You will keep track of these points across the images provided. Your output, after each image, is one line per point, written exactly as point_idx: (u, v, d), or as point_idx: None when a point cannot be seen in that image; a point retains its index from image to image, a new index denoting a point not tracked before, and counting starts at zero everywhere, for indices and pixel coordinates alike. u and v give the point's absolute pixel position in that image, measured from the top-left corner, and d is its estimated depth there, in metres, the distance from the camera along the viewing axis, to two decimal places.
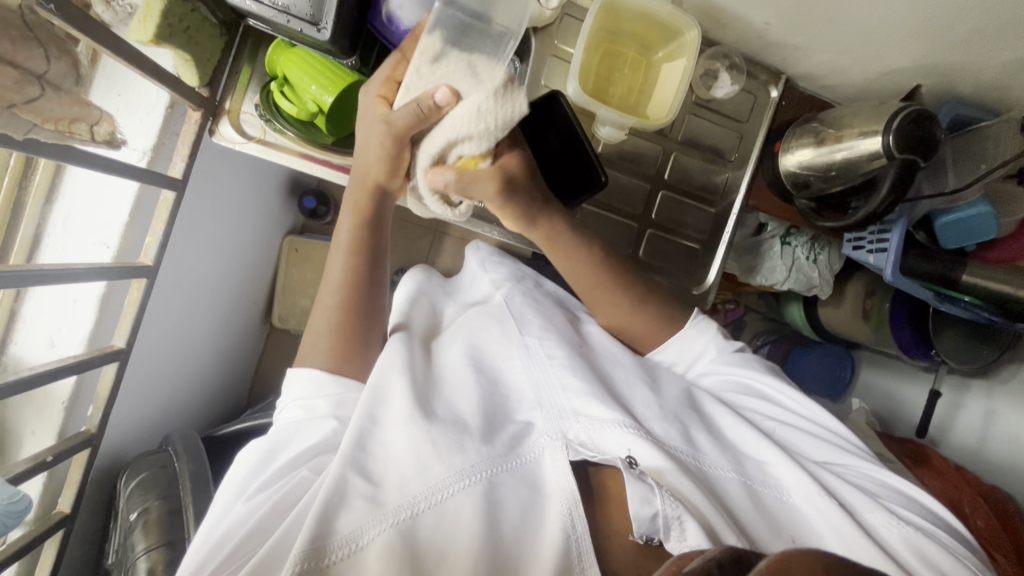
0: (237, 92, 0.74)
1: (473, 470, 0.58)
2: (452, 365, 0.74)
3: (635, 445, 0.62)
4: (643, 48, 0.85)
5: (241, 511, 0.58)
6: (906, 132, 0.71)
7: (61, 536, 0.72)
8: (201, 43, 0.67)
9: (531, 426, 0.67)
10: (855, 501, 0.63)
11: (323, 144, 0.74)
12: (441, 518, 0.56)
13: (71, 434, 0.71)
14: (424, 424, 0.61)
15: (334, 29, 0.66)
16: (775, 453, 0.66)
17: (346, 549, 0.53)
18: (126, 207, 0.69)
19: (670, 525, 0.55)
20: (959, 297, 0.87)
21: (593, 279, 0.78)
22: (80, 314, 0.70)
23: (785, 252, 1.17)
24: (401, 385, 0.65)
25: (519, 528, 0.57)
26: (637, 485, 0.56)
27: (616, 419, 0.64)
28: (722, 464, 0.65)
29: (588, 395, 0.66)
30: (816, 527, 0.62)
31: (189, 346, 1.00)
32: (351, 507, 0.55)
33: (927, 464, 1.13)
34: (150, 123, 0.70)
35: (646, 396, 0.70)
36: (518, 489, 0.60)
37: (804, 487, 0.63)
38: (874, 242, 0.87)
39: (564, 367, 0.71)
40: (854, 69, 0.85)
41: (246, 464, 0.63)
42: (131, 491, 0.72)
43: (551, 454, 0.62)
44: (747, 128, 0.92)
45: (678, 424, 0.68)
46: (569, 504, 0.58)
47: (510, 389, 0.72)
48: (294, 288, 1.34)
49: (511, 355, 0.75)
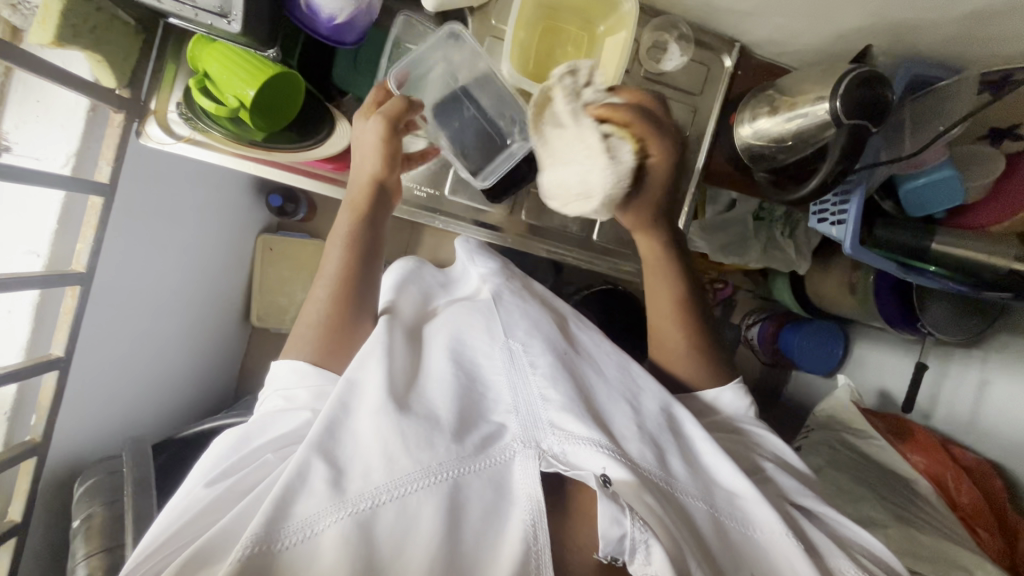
0: (162, 91, 0.73)
1: (439, 468, 0.56)
2: (432, 357, 0.70)
3: (610, 463, 0.59)
4: (584, 22, 0.82)
5: (201, 491, 0.58)
6: (855, 94, 0.67)
7: (18, 543, 0.73)
8: (114, 43, 0.66)
9: (505, 429, 0.63)
10: (825, 544, 0.65)
11: (251, 140, 0.72)
12: (401, 512, 0.54)
13: (17, 442, 0.71)
14: (395, 419, 0.58)
15: (244, 20, 0.63)
16: (752, 489, 0.64)
17: (302, 533, 0.52)
18: (54, 215, 0.69)
19: (636, 548, 0.55)
20: (926, 268, 0.82)
21: (674, 313, 0.79)
22: (16, 324, 0.70)
23: (759, 229, 1.15)
24: (374, 372, 0.63)
25: (480, 530, 0.56)
26: (608, 504, 0.55)
27: (593, 438, 0.60)
28: (693, 491, 0.63)
29: (566, 407, 0.63)
30: (778, 563, 0.63)
31: (171, 357, 0.99)
32: (310, 491, 0.54)
33: (910, 439, 1.10)
34: (71, 128, 0.68)
35: (628, 414, 0.68)
36: (484, 491, 0.57)
37: (773, 526, 0.63)
38: (835, 213, 0.83)
39: (545, 377, 0.67)
40: (808, 31, 0.80)
41: (223, 444, 0.63)
42: (80, 496, 0.73)
43: (524, 461, 0.59)
44: (701, 101, 0.89)
45: (655, 445, 0.65)
46: (535, 511, 0.56)
47: (487, 385, 0.68)
48: (271, 286, 1.35)
49: (491, 353, 0.70)
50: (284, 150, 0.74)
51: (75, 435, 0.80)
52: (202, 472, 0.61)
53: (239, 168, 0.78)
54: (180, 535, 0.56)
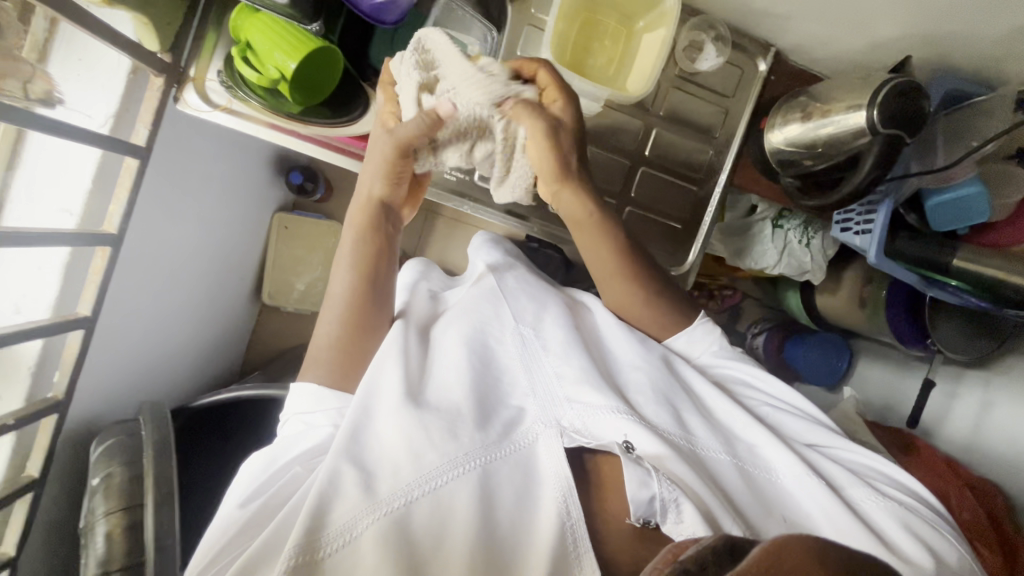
0: (203, 59, 0.73)
1: (466, 459, 0.56)
2: (445, 345, 0.70)
3: (632, 430, 0.61)
4: (622, 17, 0.82)
5: (236, 512, 0.57)
6: (890, 103, 0.68)
7: (30, 499, 0.73)
8: (159, 6, 0.66)
9: (524, 412, 0.64)
10: (840, 477, 0.64)
11: (289, 113, 0.73)
12: (437, 506, 0.54)
13: (38, 399, 0.71)
14: (413, 413, 0.59)
15: None
16: (766, 436, 0.66)
17: (343, 538, 0.52)
18: (89, 174, 0.69)
19: (667, 508, 0.54)
20: (945, 281, 0.84)
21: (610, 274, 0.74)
22: (44, 281, 0.70)
23: (777, 235, 1.14)
24: (394, 370, 0.64)
25: (515, 514, 0.56)
26: (634, 468, 0.55)
27: (611, 406, 0.62)
28: (715, 446, 0.64)
29: (583, 380, 0.65)
30: (806, 509, 0.62)
31: (168, 326, 0.98)
32: (345, 496, 0.54)
33: (915, 454, 1.10)
34: (110, 89, 0.69)
35: (641, 378, 0.69)
36: (513, 475, 0.58)
37: (795, 470, 0.63)
38: (861, 223, 0.84)
39: (558, 356, 0.69)
40: (844, 40, 0.81)
41: (249, 469, 0.62)
42: (97, 456, 0.73)
43: (547, 441, 0.60)
44: (733, 104, 0.89)
45: (670, 406, 0.66)
46: (564, 490, 0.56)
47: (501, 371, 0.69)
48: (284, 264, 1.35)
49: (504, 338, 0.71)
50: (321, 125, 0.75)
51: (86, 392, 0.80)
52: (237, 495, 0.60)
53: (275, 141, 0.78)
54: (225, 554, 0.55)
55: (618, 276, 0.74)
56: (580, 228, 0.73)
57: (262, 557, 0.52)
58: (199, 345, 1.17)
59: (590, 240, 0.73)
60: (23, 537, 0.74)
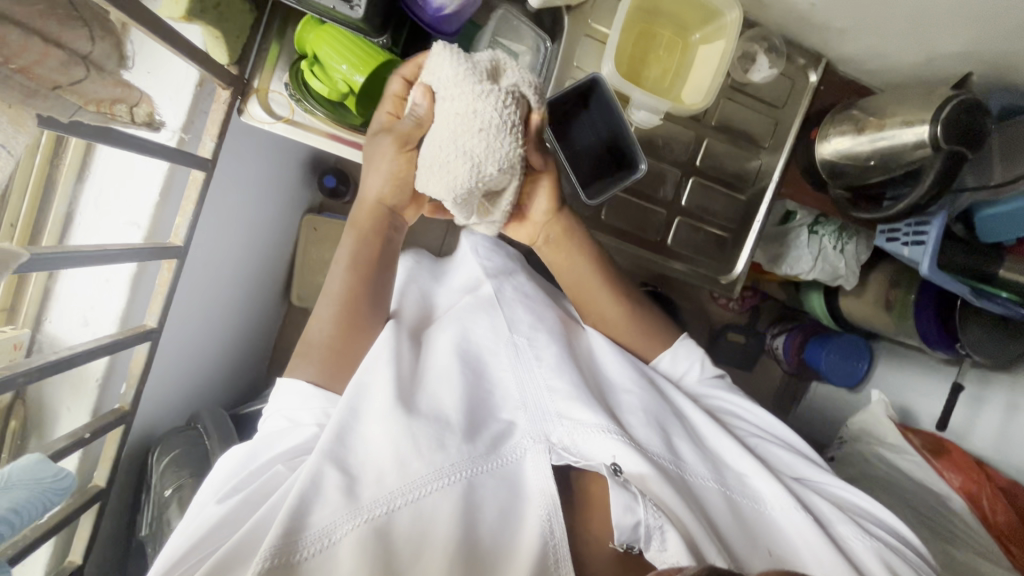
0: (266, 70, 0.73)
1: (451, 470, 0.57)
2: (438, 355, 0.71)
3: (620, 451, 0.61)
4: (679, 28, 0.82)
5: (213, 508, 0.56)
6: (955, 121, 0.68)
7: (97, 509, 0.74)
8: (231, 19, 0.66)
9: (513, 426, 0.65)
10: (829, 513, 0.66)
11: (353, 126, 0.73)
12: (418, 515, 0.55)
13: (105, 411, 0.72)
14: (406, 421, 0.60)
15: (367, 6, 0.65)
16: (754, 464, 0.66)
17: (321, 542, 0.53)
18: (156, 187, 0.69)
19: (650, 535, 0.55)
20: (994, 292, 0.86)
21: (591, 291, 0.78)
22: (112, 294, 0.70)
23: (812, 241, 1.14)
24: (385, 376, 0.64)
25: (496, 526, 0.57)
26: (620, 492, 0.57)
27: (601, 424, 0.62)
28: (703, 473, 0.65)
29: (574, 398, 0.65)
30: (794, 542, 0.63)
31: (209, 335, 0.98)
32: (327, 501, 0.54)
33: (945, 456, 1.11)
34: (179, 102, 0.69)
35: (633, 401, 0.69)
36: (497, 489, 0.59)
37: (779, 499, 0.64)
38: (909, 235, 0.85)
39: (550, 368, 0.69)
40: (899, 54, 0.82)
41: (228, 465, 0.61)
42: (164, 468, 0.77)
43: (535, 458, 0.61)
44: (783, 114, 0.89)
45: (661, 430, 0.67)
46: (549, 507, 0.57)
47: (494, 385, 0.70)
48: (312, 266, 1.33)
49: (498, 350, 0.73)
50: None
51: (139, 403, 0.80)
52: (213, 487, 0.60)
53: (332, 152, 0.78)
54: (200, 549, 0.54)
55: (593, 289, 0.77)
56: (561, 248, 0.75)
57: (233, 557, 0.52)
58: (235, 351, 1.17)
59: (566, 259, 0.76)
60: (88, 548, 0.75)
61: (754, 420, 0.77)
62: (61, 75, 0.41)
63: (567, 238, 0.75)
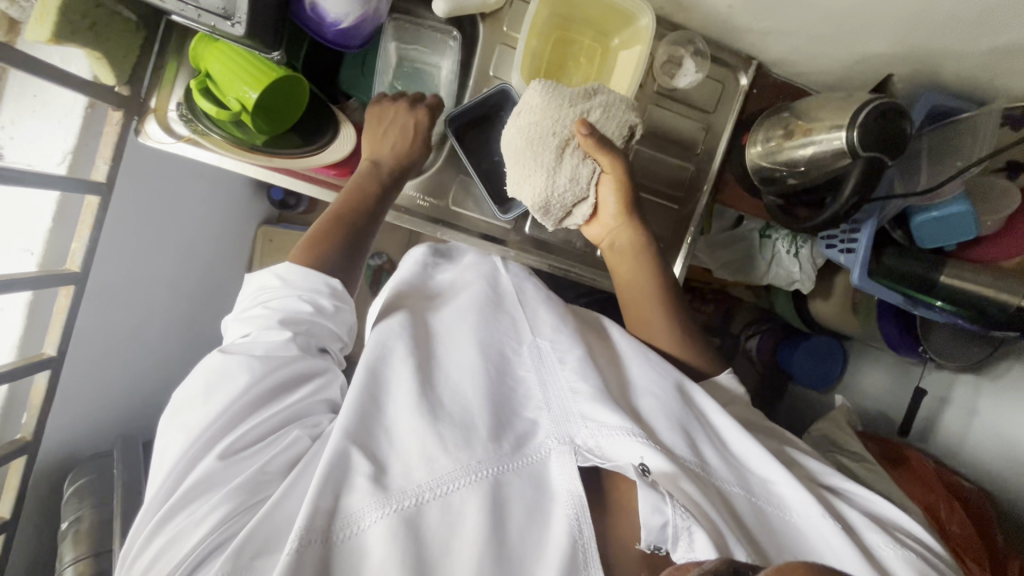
0: (164, 89, 0.71)
1: (477, 466, 0.53)
2: (453, 345, 0.65)
3: (648, 453, 0.54)
4: (598, 34, 0.80)
5: (216, 465, 0.52)
6: (870, 126, 0.65)
7: (3, 539, 0.73)
8: (113, 40, 0.64)
9: (538, 425, 0.59)
10: (858, 521, 0.61)
11: (252, 144, 0.71)
12: (445, 511, 0.51)
13: (6, 440, 0.71)
14: (427, 418, 0.56)
15: (249, 22, 0.61)
16: (786, 473, 0.60)
17: (350, 528, 0.50)
18: (48, 215, 0.68)
19: (678, 536, 0.49)
20: (931, 301, 0.82)
21: (643, 297, 0.75)
22: (9, 322, 0.69)
23: (765, 246, 1.11)
24: (404, 370, 0.60)
25: (526, 528, 0.52)
26: (647, 491, 0.50)
27: (627, 427, 0.56)
28: (730, 479, 0.60)
29: (596, 396, 0.59)
30: (818, 550, 0.58)
31: (140, 346, 0.90)
32: (354, 490, 0.51)
33: (905, 466, 1.09)
34: (68, 125, 0.67)
35: (655, 405, 0.63)
36: (525, 487, 0.54)
37: (809, 508, 0.58)
38: (845, 241, 0.82)
39: (573, 371, 0.63)
40: (826, 56, 0.79)
41: (209, 407, 0.53)
42: (70, 495, 0.83)
43: (560, 458, 0.56)
44: (715, 119, 0.87)
45: (686, 434, 0.61)
46: (578, 507, 0.52)
47: (517, 381, 0.64)
48: None
49: (521, 350, 0.66)
50: (284, 156, 0.72)
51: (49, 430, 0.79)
52: (199, 415, 0.54)
53: (238, 171, 0.76)
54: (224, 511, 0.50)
55: (643, 295, 0.75)
56: (625, 256, 0.76)
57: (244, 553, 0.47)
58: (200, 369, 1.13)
59: (629, 274, 0.75)
60: None
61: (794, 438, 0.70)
62: None
63: (634, 247, 0.75)
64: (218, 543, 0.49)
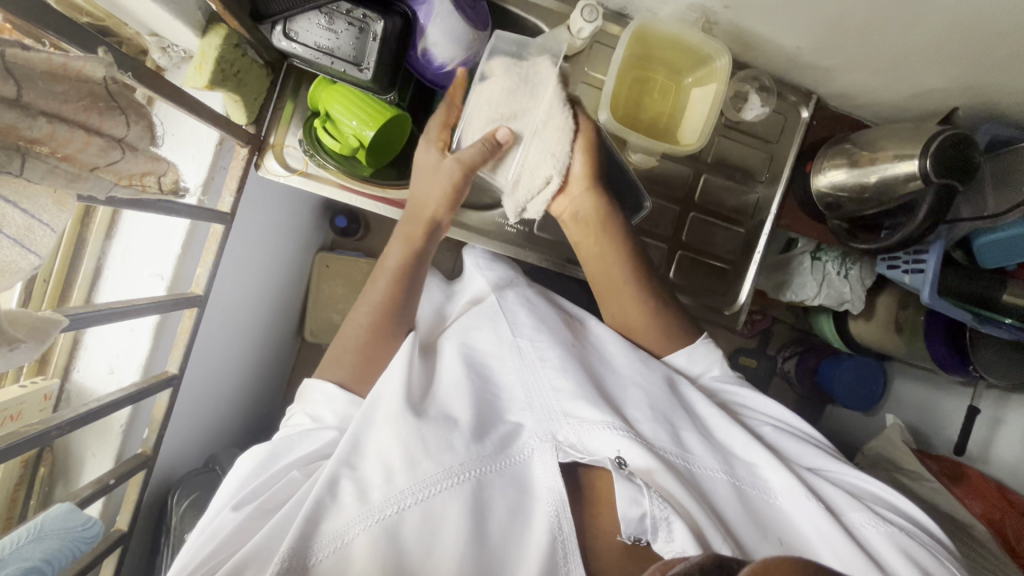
0: (281, 126, 0.78)
1: (461, 469, 0.56)
2: (447, 360, 0.69)
3: (624, 445, 0.58)
4: (672, 72, 0.85)
5: (227, 515, 0.55)
6: (944, 152, 0.70)
7: (117, 553, 0.75)
8: (249, 84, 0.72)
9: (521, 427, 0.62)
10: (840, 501, 0.61)
11: (362, 176, 0.75)
12: (428, 517, 0.53)
13: (128, 456, 0.76)
14: (413, 423, 0.58)
15: (376, 68, 0.69)
16: (763, 454, 0.62)
17: (334, 545, 0.52)
18: (177, 243, 0.73)
19: (657, 526, 0.53)
20: (1001, 318, 0.86)
21: (613, 280, 0.76)
22: (136, 342, 0.74)
23: (815, 268, 1.07)
24: (394, 382, 0.62)
25: (508, 527, 0.55)
26: (625, 485, 0.54)
27: (607, 421, 0.59)
28: (711, 465, 0.61)
29: (578, 395, 0.62)
30: (806, 536, 0.59)
31: (230, 381, 0.98)
32: (342, 506, 0.54)
33: (965, 481, 1.05)
34: (200, 160, 0.74)
35: (638, 396, 0.66)
36: (507, 490, 0.57)
37: (790, 489, 0.60)
38: (910, 263, 0.89)
39: (554, 367, 0.66)
40: (887, 90, 0.85)
41: (244, 466, 0.60)
42: (184, 510, 0.84)
43: (542, 455, 0.58)
44: (777, 148, 0.92)
45: (668, 425, 0.63)
46: (558, 504, 0.55)
47: (499, 387, 0.67)
48: (324, 306, 1.18)
49: (502, 354, 0.69)
50: (390, 185, 0.77)
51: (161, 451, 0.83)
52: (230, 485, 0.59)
53: (344, 201, 0.81)
54: (221, 549, 0.53)
55: (620, 280, 0.75)
56: (591, 230, 0.76)
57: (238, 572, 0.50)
58: (272, 390, 1.18)
59: (596, 248, 0.76)
60: None
61: (769, 413, 0.72)
62: (99, 158, 0.40)
63: (604, 221, 0.75)
64: (216, 564, 0.53)
